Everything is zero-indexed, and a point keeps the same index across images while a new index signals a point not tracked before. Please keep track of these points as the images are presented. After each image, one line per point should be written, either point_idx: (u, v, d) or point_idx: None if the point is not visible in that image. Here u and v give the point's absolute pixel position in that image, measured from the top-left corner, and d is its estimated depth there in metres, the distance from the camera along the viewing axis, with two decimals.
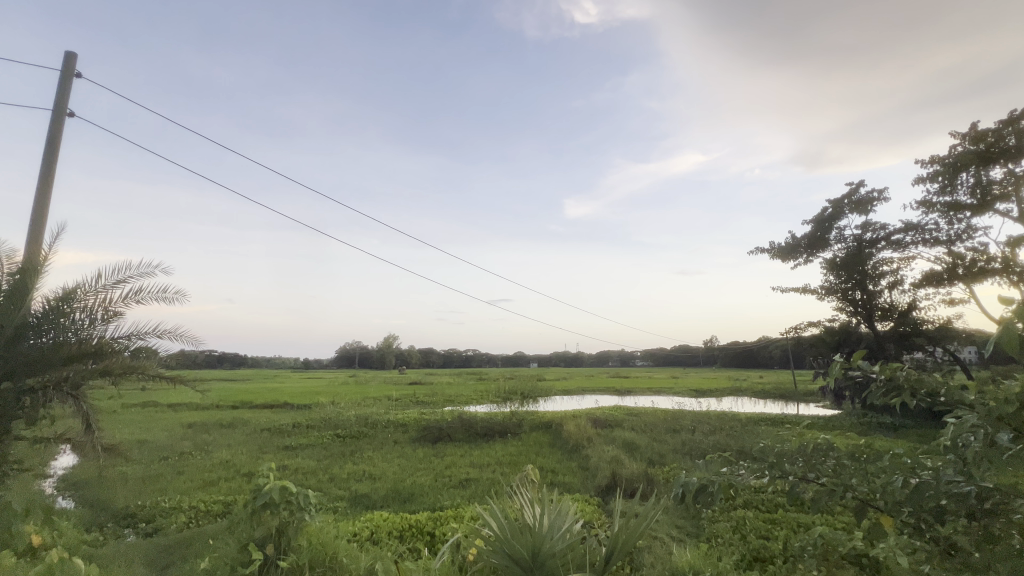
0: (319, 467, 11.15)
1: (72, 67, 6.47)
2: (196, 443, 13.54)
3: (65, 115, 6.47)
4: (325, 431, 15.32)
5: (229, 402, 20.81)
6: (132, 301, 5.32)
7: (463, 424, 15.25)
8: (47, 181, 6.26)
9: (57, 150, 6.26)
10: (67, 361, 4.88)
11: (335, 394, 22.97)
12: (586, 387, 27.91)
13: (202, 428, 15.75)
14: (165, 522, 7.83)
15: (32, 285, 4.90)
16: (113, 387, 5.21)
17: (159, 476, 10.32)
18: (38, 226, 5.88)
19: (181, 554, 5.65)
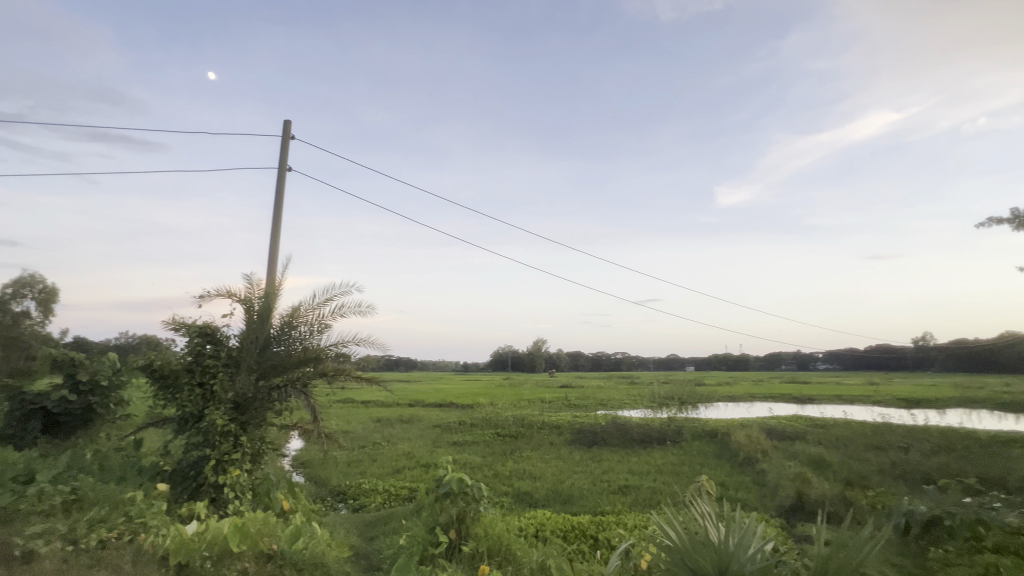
0: (485, 463, 12.06)
1: (289, 132, 8.20)
2: (385, 435, 15.81)
3: (286, 171, 8.20)
4: (487, 430, 16.47)
5: (407, 400, 23.84)
6: (337, 314, 6.47)
7: (618, 429, 14.94)
8: (277, 224, 7.99)
9: (282, 199, 7.98)
10: (298, 364, 6.16)
11: (493, 395, 24.59)
12: (754, 392, 25.04)
13: (388, 423, 18.34)
14: (367, 500, 9.32)
15: (274, 306, 6.28)
16: (328, 386, 6.39)
17: (360, 461, 12.32)
18: (273, 259, 7.55)
19: (383, 528, 6.61)
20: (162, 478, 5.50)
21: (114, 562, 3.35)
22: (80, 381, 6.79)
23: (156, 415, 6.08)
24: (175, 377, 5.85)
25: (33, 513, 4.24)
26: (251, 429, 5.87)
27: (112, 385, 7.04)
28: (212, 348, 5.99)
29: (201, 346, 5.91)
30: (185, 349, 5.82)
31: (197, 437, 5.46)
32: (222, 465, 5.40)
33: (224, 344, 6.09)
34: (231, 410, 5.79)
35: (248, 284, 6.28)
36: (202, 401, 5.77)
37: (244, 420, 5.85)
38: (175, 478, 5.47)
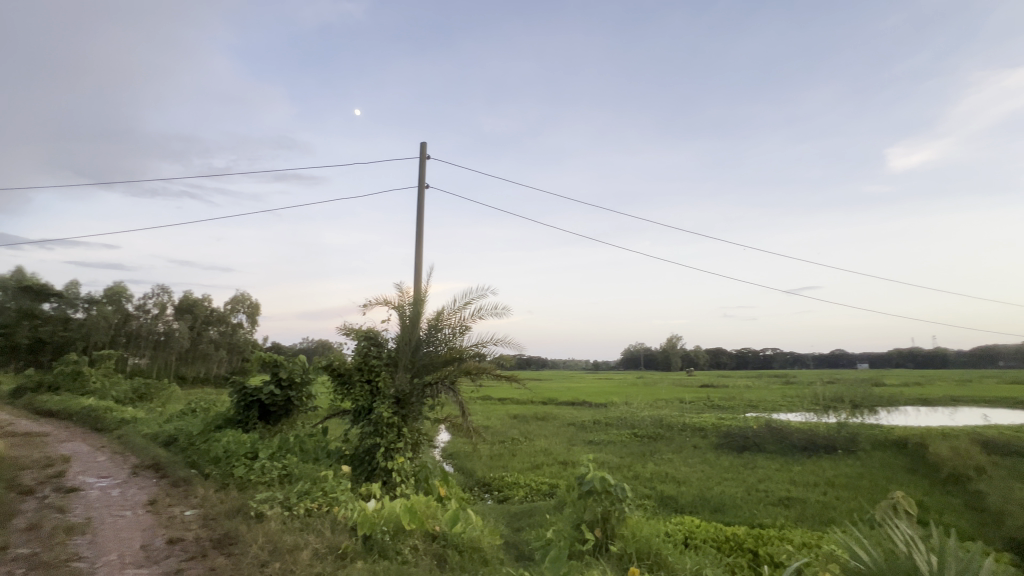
0: (623, 463, 11.78)
1: (425, 153, 9.04)
2: (522, 431, 16.42)
3: (425, 188, 9.05)
4: (623, 429, 16.05)
5: (540, 398, 24.45)
6: (477, 317, 6.93)
7: (773, 433, 13.37)
8: (420, 237, 8.86)
9: (423, 214, 8.83)
10: (446, 362, 6.74)
11: (627, 394, 23.91)
12: (957, 395, 20.36)
13: (524, 419, 19.02)
14: (511, 493, 9.78)
15: (422, 311, 6.96)
16: (473, 383, 6.89)
17: (501, 455, 12.98)
18: (418, 269, 8.37)
19: (528, 521, 6.85)
20: (345, 461, 6.46)
21: (318, 527, 4.04)
22: (281, 378, 8.31)
23: (337, 407, 7.17)
24: (349, 375, 6.83)
25: (260, 483, 5.32)
26: (411, 421, 6.58)
27: (303, 381, 8.49)
28: (376, 350, 6.88)
29: (366, 348, 6.82)
30: (355, 350, 6.78)
31: (369, 427, 6.29)
32: (390, 452, 6.16)
33: (384, 346, 6.94)
34: (394, 405, 6.56)
35: (400, 292, 7.05)
36: (370, 396, 6.64)
37: (405, 413, 6.59)
38: (354, 460, 6.36)
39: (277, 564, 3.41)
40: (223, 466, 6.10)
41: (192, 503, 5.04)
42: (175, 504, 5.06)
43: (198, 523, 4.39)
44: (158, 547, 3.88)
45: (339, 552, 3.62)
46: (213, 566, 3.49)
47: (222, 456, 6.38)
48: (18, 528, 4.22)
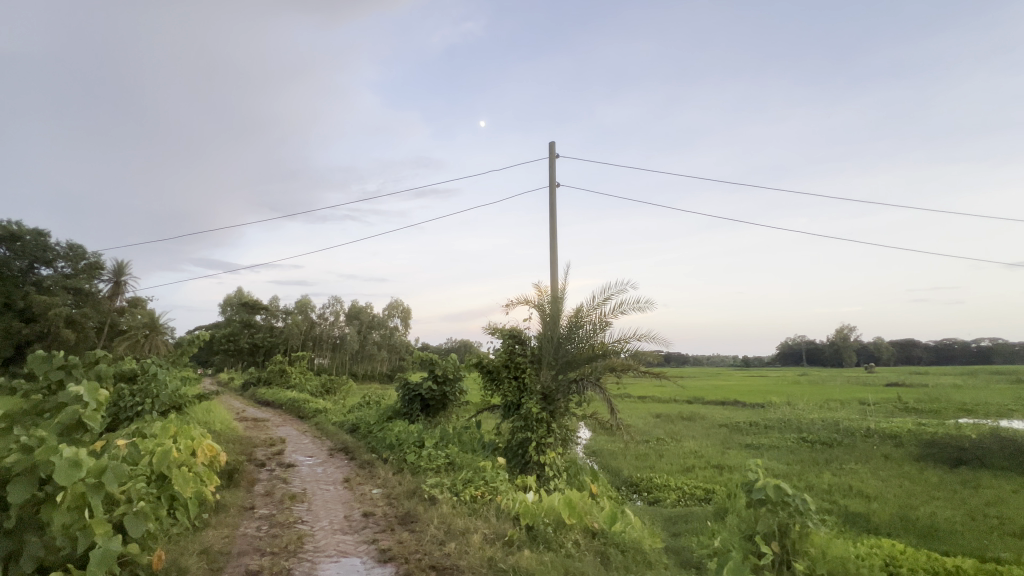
0: (792, 471, 10.42)
1: (553, 152, 9.12)
2: (668, 432, 15.57)
3: (555, 186, 9.14)
4: (788, 433, 14.20)
5: (684, 397, 22.97)
6: (617, 312, 6.76)
7: (1004, 445, 10.58)
8: (554, 236, 8.96)
9: (555, 212, 8.92)
10: (589, 359, 6.70)
11: (790, 394, 21.04)
12: None
13: (668, 419, 18.00)
14: (662, 495, 9.32)
15: (561, 309, 7.01)
16: (618, 379, 6.73)
17: (648, 455, 12.47)
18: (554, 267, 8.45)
19: (685, 527, 6.45)
20: (499, 453, 6.83)
21: (485, 514, 4.33)
22: (437, 374, 9.12)
23: (488, 402, 7.62)
24: (497, 372, 7.19)
25: (429, 469, 5.91)
26: (559, 417, 6.69)
27: (455, 377, 9.24)
28: (520, 347, 7.17)
29: (511, 346, 7.16)
30: (501, 348, 7.16)
31: (520, 422, 6.55)
32: (542, 447, 6.33)
33: (528, 344, 7.18)
34: (541, 401, 6.73)
35: (539, 291, 7.20)
36: (518, 392, 6.92)
37: (553, 409, 6.72)
38: (508, 453, 6.67)
39: (453, 544, 3.73)
40: (398, 452, 6.92)
41: (377, 483, 5.81)
42: (364, 483, 5.89)
43: (385, 501, 5.03)
44: (357, 518, 4.55)
45: (506, 538, 3.83)
46: (401, 539, 3.96)
47: (396, 443, 7.25)
48: (260, 492, 5.32)
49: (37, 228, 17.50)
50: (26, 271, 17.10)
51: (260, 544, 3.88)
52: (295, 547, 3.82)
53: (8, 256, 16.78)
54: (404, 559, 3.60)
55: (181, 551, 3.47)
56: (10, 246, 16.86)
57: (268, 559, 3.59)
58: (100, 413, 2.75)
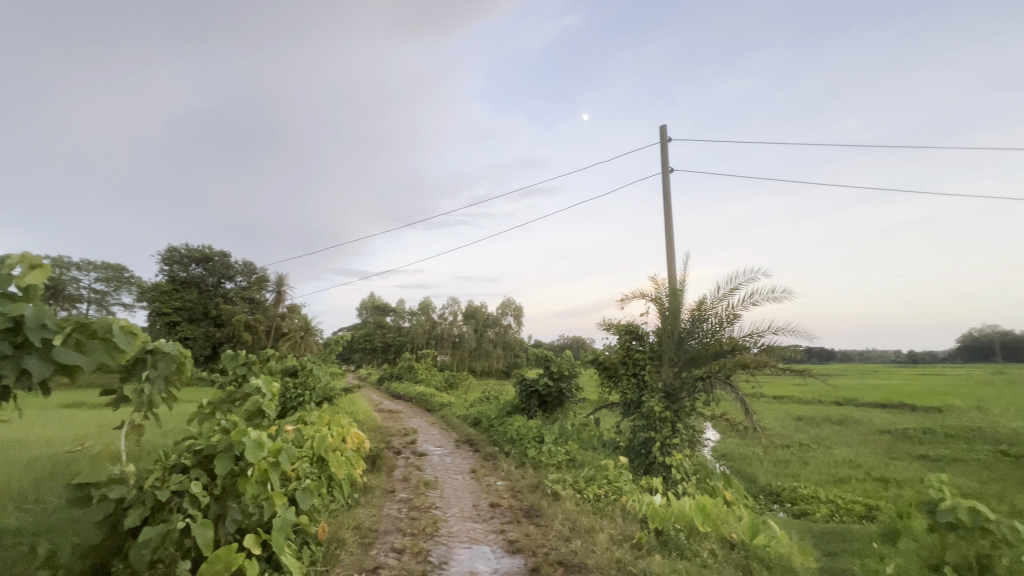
0: (987, 491, 8.52)
1: (665, 135, 8.61)
2: (813, 437, 13.77)
3: (669, 171, 8.61)
4: (979, 444, 11.64)
5: (832, 398, 20.15)
6: (748, 303, 6.14)
7: None
8: (668, 225, 8.46)
9: (670, 199, 8.40)
10: (716, 355, 6.18)
11: (980, 397, 17.22)
12: None
13: (813, 423, 15.91)
14: (810, 508, 8.26)
15: (681, 302, 6.57)
16: (751, 377, 6.12)
17: (789, 462, 11.16)
18: (672, 258, 7.97)
19: (844, 547, 5.61)
20: (621, 452, 6.62)
21: (611, 514, 4.24)
22: (553, 370, 9.18)
23: (606, 399, 7.44)
24: (615, 368, 7.00)
25: (550, 464, 5.97)
26: (684, 417, 6.31)
27: (571, 374, 9.24)
28: (638, 343, 6.91)
29: (628, 342, 6.94)
30: (618, 344, 6.97)
31: (642, 421, 6.30)
32: (667, 447, 6.00)
33: (646, 340, 6.89)
34: (663, 399, 6.39)
35: (656, 284, 6.84)
36: (638, 390, 6.65)
37: (677, 408, 6.35)
38: (630, 453, 6.45)
39: (579, 541, 3.71)
40: (519, 446, 7.10)
41: (501, 475, 6.03)
42: (489, 474, 6.15)
43: (509, 493, 5.19)
44: (484, 508, 4.76)
45: (634, 541, 3.70)
46: (527, 532, 4.05)
47: (516, 438, 7.45)
48: (398, 477, 5.86)
49: (223, 251, 21.52)
50: (216, 286, 21.06)
51: (402, 525, 4.26)
52: (431, 531, 4.11)
53: (204, 274, 20.78)
54: (531, 552, 3.66)
55: (339, 525, 3.95)
56: (205, 266, 20.94)
57: (409, 539, 3.91)
58: (274, 401, 3.23)
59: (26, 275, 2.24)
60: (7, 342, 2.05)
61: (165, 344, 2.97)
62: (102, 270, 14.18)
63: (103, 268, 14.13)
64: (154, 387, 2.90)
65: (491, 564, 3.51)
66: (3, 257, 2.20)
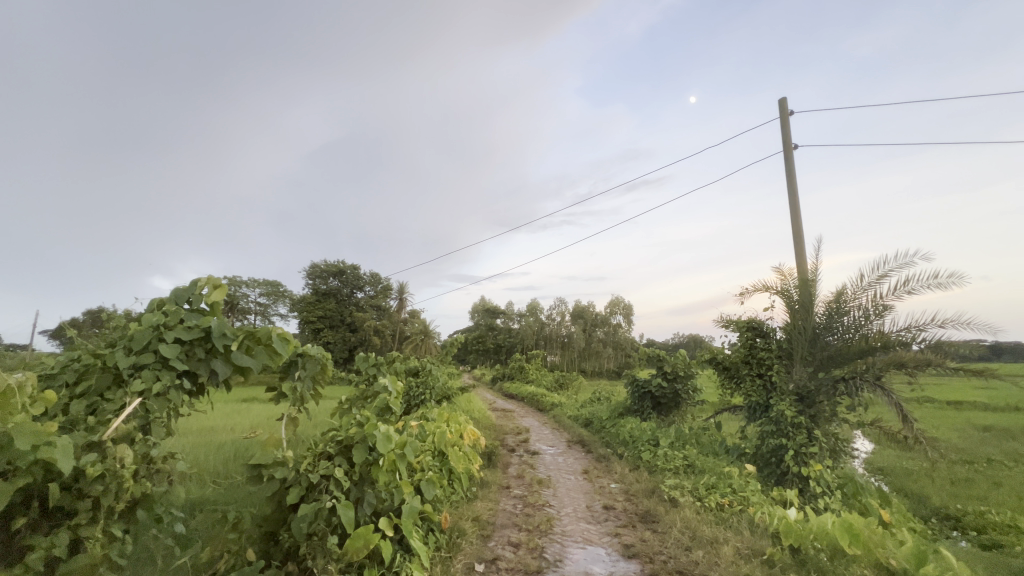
0: None
1: (785, 108, 7.74)
2: (1006, 452, 11.23)
3: (792, 148, 7.72)
4: None
5: None
6: (901, 292, 5.26)
7: None
8: (794, 208, 7.59)
9: (795, 179, 7.52)
10: (862, 353, 5.37)
11: None
12: None
13: (1006, 435, 12.97)
14: (1005, 539, 6.74)
15: (814, 294, 5.83)
16: (910, 379, 5.22)
17: (971, 481, 9.24)
18: (800, 245, 7.14)
19: None
20: (748, 460, 6.08)
21: (737, 526, 3.93)
22: (667, 371, 8.76)
23: (728, 402, 6.89)
24: (736, 368, 6.48)
25: (666, 468, 5.71)
26: (823, 423, 5.59)
27: (687, 374, 8.74)
28: (762, 341, 6.32)
29: (751, 340, 6.38)
30: (739, 342, 6.44)
31: (770, 426, 5.73)
32: (803, 456, 5.37)
33: (773, 337, 6.26)
34: (797, 403, 5.73)
35: (782, 275, 6.17)
36: (766, 392, 6.06)
37: (814, 413, 5.65)
38: (759, 461, 5.90)
39: (701, 552, 3.50)
40: (632, 449, 6.88)
41: (614, 477, 5.91)
42: (602, 476, 6.07)
43: (624, 496, 5.07)
44: (598, 510, 4.71)
45: (765, 557, 3.39)
46: (644, 538, 3.92)
47: (629, 440, 7.25)
48: (513, 474, 6.07)
49: (354, 264, 24.27)
50: (350, 296, 23.76)
51: (517, 520, 4.41)
52: (546, 528, 4.19)
53: (339, 286, 23.60)
54: (648, 558, 3.55)
55: (460, 516, 4.21)
56: (340, 279, 23.78)
57: (525, 534, 4.04)
58: (399, 399, 3.56)
59: (211, 293, 2.77)
60: (200, 347, 2.56)
61: (311, 348, 3.45)
62: (264, 286, 16.87)
63: (263, 284, 16.78)
64: (304, 385, 3.38)
65: (607, 567, 3.47)
66: (195, 280, 2.75)
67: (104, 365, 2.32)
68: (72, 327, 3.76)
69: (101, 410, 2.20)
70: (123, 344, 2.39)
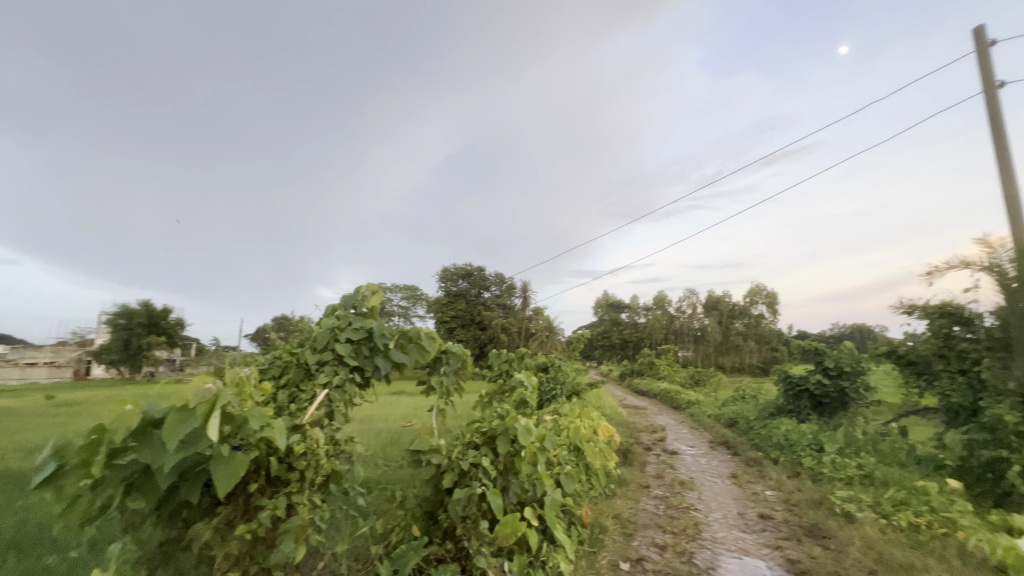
0: None
1: (984, 39, 6.18)
2: None
3: (998, 86, 6.13)
4: None
5: None
6: None
7: None
8: (1003, 162, 6.03)
9: (1003, 126, 5.96)
10: None
11: None
12: None
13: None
14: None
15: None
16: None
17: None
18: (1015, 208, 5.65)
19: None
20: (949, 474, 5.00)
21: (940, 553, 3.26)
22: (829, 367, 7.62)
23: (916, 404, 5.74)
24: (927, 364, 5.39)
25: (835, 478, 4.98)
26: None
27: (857, 371, 7.48)
28: (965, 330, 5.13)
29: (948, 329, 5.22)
30: (929, 332, 5.31)
31: (982, 435, 4.64)
32: None
33: (980, 324, 5.04)
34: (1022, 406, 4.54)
35: (989, 246, 4.93)
36: (973, 392, 4.93)
37: None
38: (966, 476, 4.81)
39: None
40: (790, 454, 6.13)
41: (769, 484, 5.33)
42: (755, 482, 5.52)
43: (783, 506, 4.55)
44: (753, 518, 4.29)
45: None
46: (813, 554, 3.47)
47: (786, 444, 6.47)
48: (652, 474, 5.82)
49: (481, 266, 25.66)
50: (478, 296, 25.19)
51: (661, 522, 4.23)
52: (693, 532, 3.95)
53: (469, 287, 25.17)
54: None
55: (600, 512, 4.19)
56: (469, 280, 25.38)
57: (670, 537, 3.86)
58: (535, 393, 3.66)
59: (370, 298, 3.16)
60: (365, 346, 2.92)
61: (452, 345, 3.73)
62: (405, 291, 18.73)
63: (404, 289, 18.64)
64: (448, 379, 3.67)
65: None
66: (357, 287, 3.17)
67: (297, 361, 2.78)
68: (266, 332, 4.59)
69: (297, 398, 2.64)
70: (310, 344, 2.84)
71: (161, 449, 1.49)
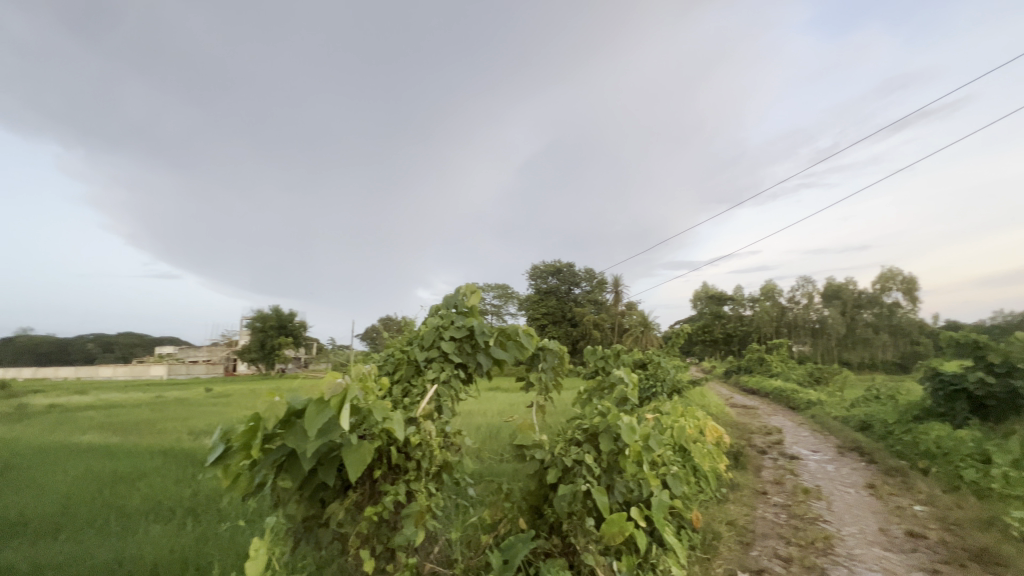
0: None
1: None
2: None
3: None
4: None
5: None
6: None
7: None
8: None
9: None
10: None
11: None
12: None
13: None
14: None
15: None
16: None
17: None
18: None
19: None
20: None
21: None
22: (994, 363, 6.38)
23: None
24: None
25: (1008, 496, 4.16)
26: None
27: None
28: None
29: None
30: None
31: None
32: None
33: None
34: None
35: None
36: None
37: None
38: None
39: None
40: (943, 465, 5.25)
41: (917, 498, 4.62)
42: (897, 494, 4.82)
43: (937, 524, 3.91)
44: (898, 536, 3.74)
45: None
46: None
47: (937, 453, 5.55)
48: (770, 479, 5.33)
49: (569, 263, 25.56)
50: (568, 293, 25.12)
51: (783, 532, 3.86)
52: (824, 547, 3.55)
53: (558, 284, 25.22)
54: None
55: (713, 518, 3.94)
56: (558, 278, 25.43)
57: (796, 549, 3.51)
58: (636, 390, 3.55)
59: (468, 297, 3.28)
60: (467, 343, 3.04)
61: (549, 342, 3.74)
62: (496, 290, 19.28)
63: (495, 289, 19.21)
64: (547, 375, 3.70)
65: None
66: (457, 288, 3.31)
67: (408, 359, 2.98)
68: (375, 332, 4.99)
69: (410, 393, 2.83)
70: (418, 342, 3.03)
71: (304, 435, 1.68)
